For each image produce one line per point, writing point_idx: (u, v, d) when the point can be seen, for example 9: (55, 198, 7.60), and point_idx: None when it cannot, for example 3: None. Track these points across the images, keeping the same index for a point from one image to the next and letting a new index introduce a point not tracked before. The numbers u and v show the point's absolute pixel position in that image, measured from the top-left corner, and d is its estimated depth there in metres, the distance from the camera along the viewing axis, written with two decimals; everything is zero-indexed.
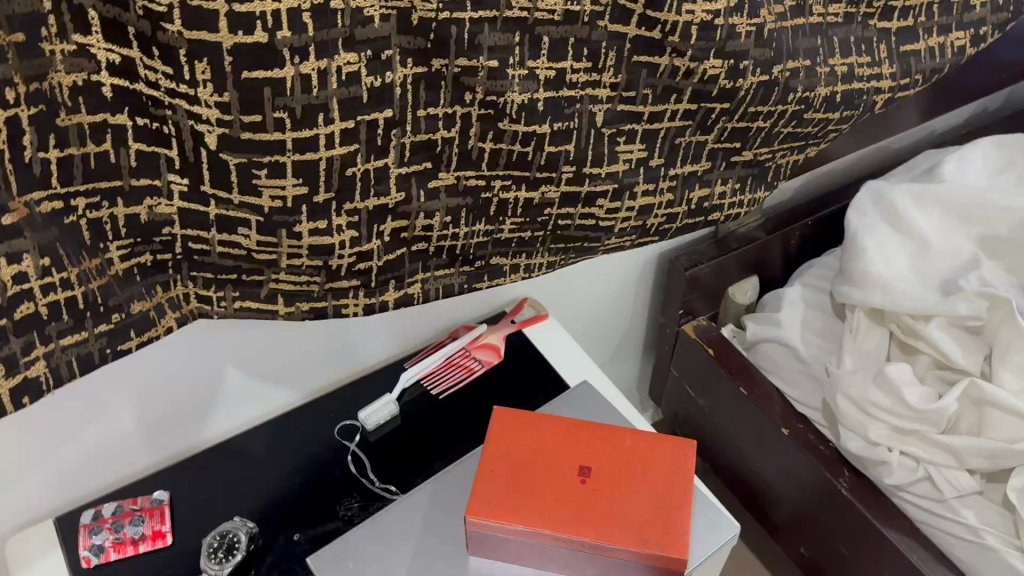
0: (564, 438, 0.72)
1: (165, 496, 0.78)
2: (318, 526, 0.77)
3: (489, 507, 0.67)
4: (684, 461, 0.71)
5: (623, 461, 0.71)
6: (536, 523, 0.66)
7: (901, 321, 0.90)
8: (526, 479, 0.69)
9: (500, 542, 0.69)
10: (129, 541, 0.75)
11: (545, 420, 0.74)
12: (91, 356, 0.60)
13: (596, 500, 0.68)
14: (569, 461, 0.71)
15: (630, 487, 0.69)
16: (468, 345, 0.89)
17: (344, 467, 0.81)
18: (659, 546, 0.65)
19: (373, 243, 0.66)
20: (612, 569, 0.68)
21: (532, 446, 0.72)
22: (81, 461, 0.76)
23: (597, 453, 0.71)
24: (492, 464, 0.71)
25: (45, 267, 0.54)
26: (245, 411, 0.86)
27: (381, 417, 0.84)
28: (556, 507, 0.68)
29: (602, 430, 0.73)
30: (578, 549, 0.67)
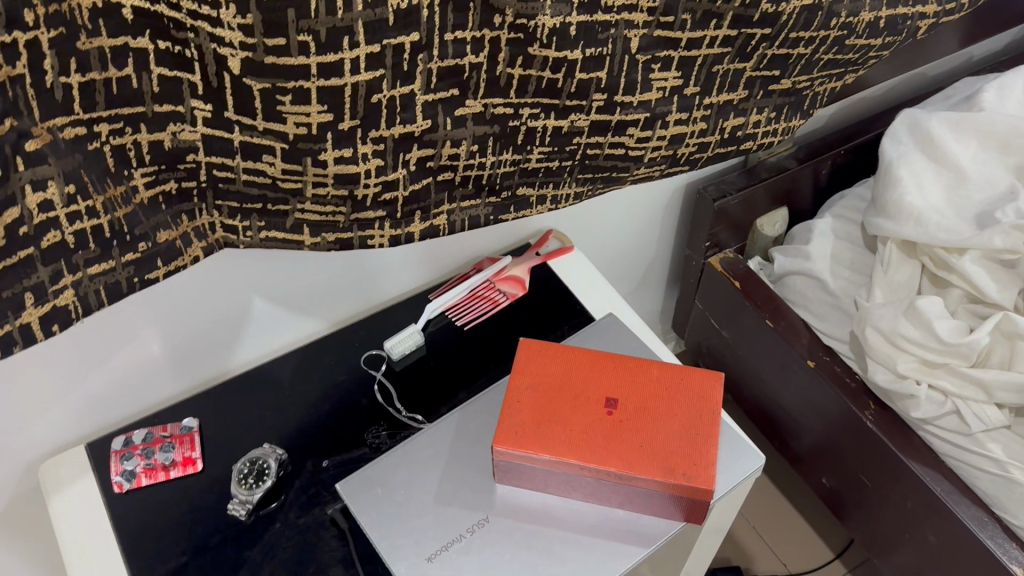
0: (591, 370, 0.72)
1: (195, 424, 0.79)
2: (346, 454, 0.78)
3: (515, 437, 0.68)
4: (711, 394, 0.70)
5: (649, 393, 0.70)
6: (563, 452, 0.67)
7: (934, 254, 0.88)
8: (552, 410, 0.69)
9: (526, 471, 0.69)
10: (161, 467, 0.76)
11: (571, 352, 0.74)
12: (119, 286, 0.60)
13: (622, 430, 0.68)
14: (595, 392, 0.70)
15: (656, 418, 0.69)
16: (492, 277, 0.89)
17: (371, 397, 0.82)
18: (685, 476, 0.65)
19: (398, 172, 0.65)
20: (637, 498, 0.69)
21: (558, 378, 0.71)
22: (110, 388, 0.77)
23: (623, 384, 0.71)
24: (518, 394, 0.70)
25: (70, 195, 0.54)
26: (271, 341, 0.86)
27: (407, 347, 0.84)
28: (582, 436, 0.68)
29: (628, 362, 0.73)
30: (604, 479, 0.67)
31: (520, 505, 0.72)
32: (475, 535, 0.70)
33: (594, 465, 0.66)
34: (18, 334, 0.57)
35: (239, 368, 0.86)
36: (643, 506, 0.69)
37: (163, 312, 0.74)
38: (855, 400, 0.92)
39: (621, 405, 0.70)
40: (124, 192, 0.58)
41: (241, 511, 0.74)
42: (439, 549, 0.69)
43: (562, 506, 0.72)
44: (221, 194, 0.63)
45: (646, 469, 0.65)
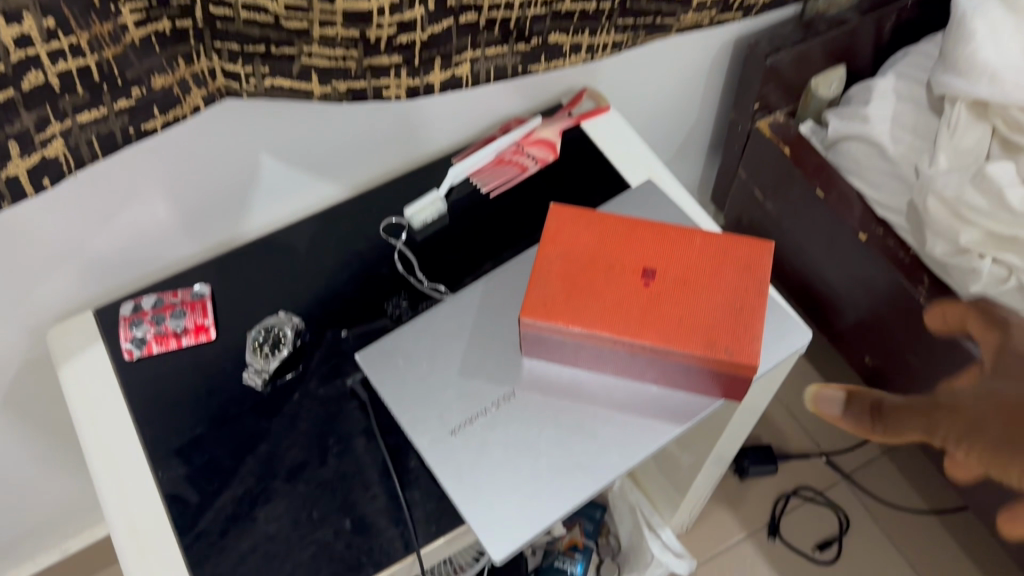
0: (626, 237, 0.66)
1: (206, 290, 0.75)
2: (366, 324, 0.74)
3: (544, 308, 0.63)
4: (758, 264, 0.64)
5: (690, 262, 0.65)
6: (595, 325, 0.62)
7: (1008, 115, 0.80)
8: (584, 280, 0.64)
9: (556, 344, 0.65)
10: (172, 335, 0.73)
11: (606, 218, 0.68)
12: (112, 137, 0.55)
13: (660, 302, 0.63)
14: (631, 261, 0.65)
15: (697, 288, 0.63)
16: (520, 140, 0.82)
17: (391, 266, 0.77)
18: (726, 350, 0.60)
19: (415, 10, 0.58)
20: (674, 374, 0.64)
21: (591, 245, 0.66)
22: (116, 252, 0.73)
23: (661, 253, 0.65)
24: (547, 263, 0.65)
25: (50, 30, 0.48)
26: (285, 206, 0.81)
27: (428, 216, 0.79)
28: (616, 308, 0.63)
29: (667, 229, 0.67)
30: (638, 353, 0.63)
31: (550, 378, 0.68)
32: (502, 409, 0.66)
33: (628, 339, 0.62)
34: (4, 188, 0.52)
35: (253, 234, 0.82)
36: (681, 382, 0.65)
37: (161, 168, 0.69)
38: (908, 274, 0.87)
39: (659, 275, 0.64)
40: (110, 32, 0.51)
41: (258, 381, 0.70)
42: (464, 423, 0.66)
43: (594, 380, 0.68)
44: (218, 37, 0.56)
45: (684, 343, 0.61)
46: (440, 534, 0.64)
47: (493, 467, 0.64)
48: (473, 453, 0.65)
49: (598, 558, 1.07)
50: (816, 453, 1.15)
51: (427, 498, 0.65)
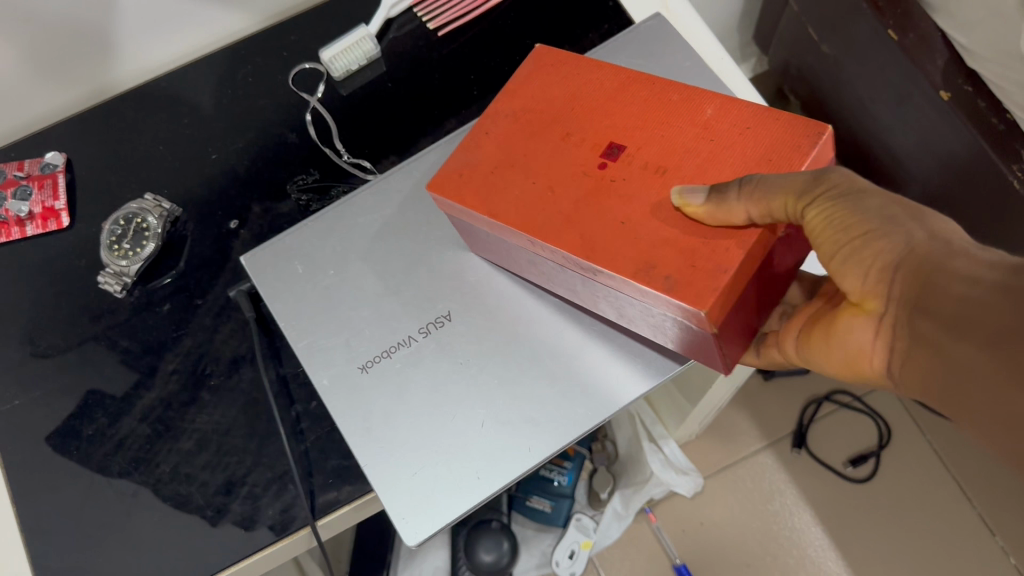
0: (607, 98, 0.43)
1: (61, 160, 0.57)
2: (270, 207, 0.56)
3: (456, 180, 0.43)
4: (787, 153, 0.37)
5: (681, 143, 0.40)
6: (506, 214, 0.40)
7: None
8: (523, 148, 0.42)
9: (482, 234, 0.45)
10: (14, 222, 0.55)
11: (596, 66, 0.44)
12: None
13: (609, 196, 0.39)
14: (596, 132, 0.41)
15: (677, 177, 0.38)
16: None
17: (302, 132, 0.58)
18: (664, 282, 0.35)
19: None
20: (628, 308, 0.41)
21: (558, 105, 0.43)
22: None
23: (646, 123, 0.41)
24: (490, 121, 0.44)
25: None
26: (171, 43, 0.62)
27: (353, 61, 0.59)
28: (544, 194, 0.40)
29: (670, 88, 0.42)
30: (567, 266, 0.40)
31: (496, 296, 0.49)
32: (430, 338, 0.49)
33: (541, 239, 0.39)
34: None
35: (118, 90, 0.62)
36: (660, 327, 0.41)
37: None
38: (1002, 149, 0.65)
39: (625, 153, 0.40)
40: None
41: (116, 286, 0.54)
42: (377, 357, 0.49)
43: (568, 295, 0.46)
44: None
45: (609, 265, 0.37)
46: (343, 503, 0.48)
47: (412, 417, 0.47)
48: (386, 399, 0.48)
49: (591, 465, 0.91)
50: None
51: (329, 452, 0.49)
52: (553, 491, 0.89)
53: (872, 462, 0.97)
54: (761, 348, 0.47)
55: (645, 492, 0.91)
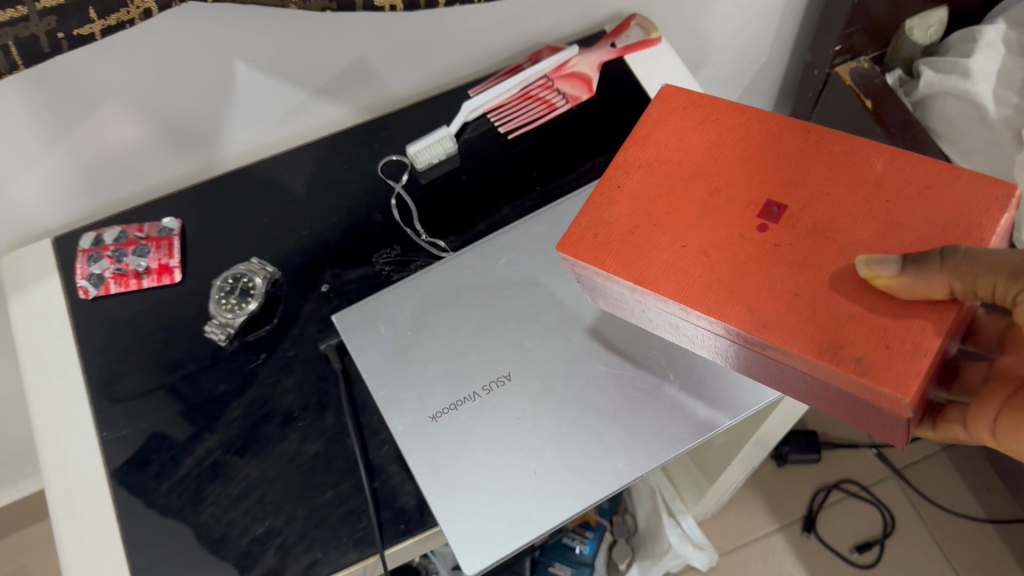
0: (754, 144, 0.46)
1: (176, 226, 0.66)
2: (342, 276, 0.65)
3: (596, 242, 0.45)
4: (977, 215, 0.40)
5: (843, 204, 0.42)
6: (656, 275, 0.43)
7: None
8: (669, 205, 0.45)
9: (613, 290, 0.48)
10: (133, 275, 0.64)
11: (736, 113, 0.47)
12: (35, 42, 0.47)
13: (771, 257, 0.42)
14: (748, 186, 0.44)
15: (850, 238, 0.41)
16: (551, 73, 0.71)
17: (386, 213, 0.67)
18: (856, 364, 0.38)
19: None
20: (769, 370, 0.44)
21: (703, 160, 0.46)
22: (80, 173, 0.65)
23: (808, 176, 0.44)
24: (626, 174, 0.46)
25: None
26: (276, 131, 0.72)
27: (434, 156, 0.68)
28: (699, 253, 0.43)
29: (826, 139, 0.45)
30: (716, 333, 0.43)
31: (552, 361, 0.57)
32: (492, 395, 0.56)
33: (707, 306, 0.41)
34: None
35: (225, 168, 0.72)
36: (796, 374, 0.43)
37: (114, 62, 0.57)
38: None
39: (788, 212, 0.43)
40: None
41: (220, 336, 0.62)
42: (446, 409, 0.56)
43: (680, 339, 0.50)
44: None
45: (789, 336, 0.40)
46: (410, 534, 0.54)
47: (475, 462, 0.55)
48: (453, 445, 0.55)
49: (611, 536, 0.95)
50: (866, 444, 1.08)
51: (400, 488, 0.56)
52: (574, 558, 0.91)
53: (877, 549, 1.02)
54: (940, 425, 0.48)
55: (663, 564, 0.97)
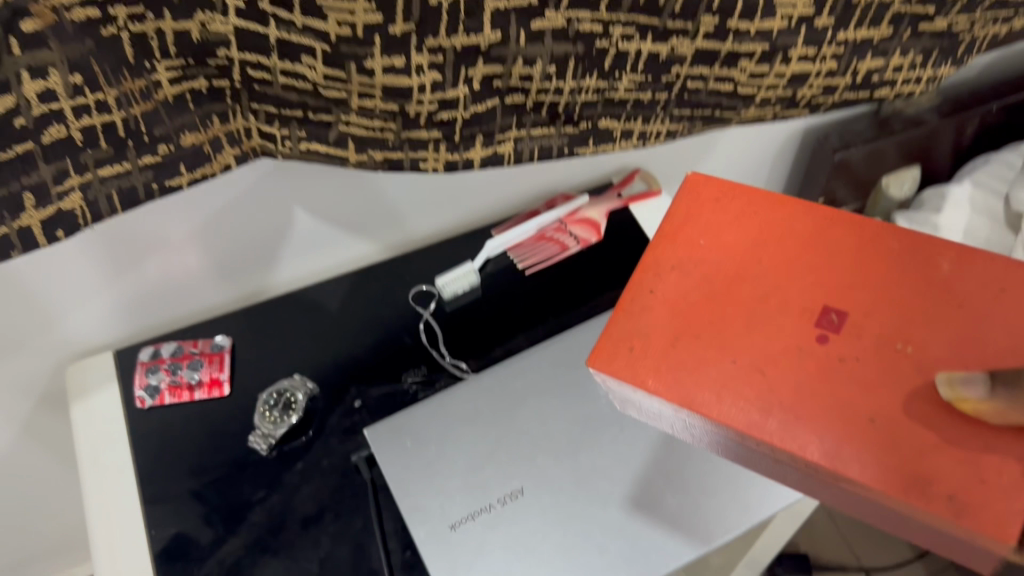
0: (802, 239, 0.47)
1: (227, 343, 0.74)
2: (365, 391, 0.73)
3: (632, 355, 0.46)
4: None
5: (899, 315, 0.44)
6: (714, 393, 0.44)
7: None
8: (715, 311, 0.46)
9: (647, 403, 0.48)
10: (186, 387, 0.71)
11: (782, 206, 0.49)
12: (134, 192, 0.56)
13: (830, 369, 0.43)
14: (803, 294, 0.46)
15: (916, 353, 0.43)
16: (565, 218, 0.80)
17: (415, 335, 0.76)
18: (949, 500, 0.39)
19: (458, 89, 0.57)
20: (812, 484, 0.45)
21: (753, 265, 0.47)
22: (145, 297, 0.73)
23: (861, 277, 0.46)
24: (654, 276, 0.48)
25: (76, 86, 0.50)
26: (316, 263, 0.81)
27: (460, 287, 0.78)
28: (757, 364, 0.44)
29: (879, 238, 0.47)
30: (764, 453, 0.44)
31: (561, 478, 0.64)
32: (507, 508, 0.63)
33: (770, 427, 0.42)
34: (17, 237, 0.52)
35: (267, 294, 0.81)
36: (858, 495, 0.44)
37: (197, 204, 0.67)
38: None
39: (847, 319, 0.45)
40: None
41: (263, 446, 0.69)
42: (465, 518, 0.62)
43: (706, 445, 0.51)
44: (310, 9, 0.50)
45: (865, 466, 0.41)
46: None
47: (490, 568, 0.60)
48: (470, 552, 0.61)
49: None
50: None
51: None
52: None
53: None
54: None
55: None
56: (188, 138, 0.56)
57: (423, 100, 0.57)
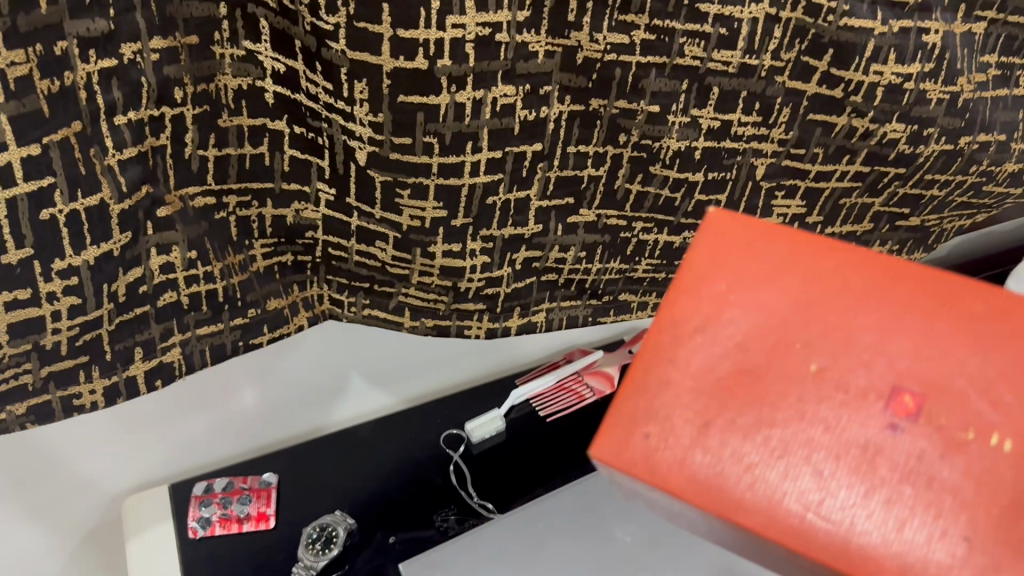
0: (863, 304, 0.38)
1: (274, 479, 0.81)
2: (396, 531, 0.79)
3: (648, 447, 0.36)
4: None
5: (990, 401, 0.35)
6: (760, 494, 0.35)
7: None
8: (753, 391, 0.36)
9: (657, 500, 0.39)
10: (235, 519, 0.78)
11: (834, 260, 0.39)
12: (224, 347, 0.64)
13: (910, 462, 0.34)
14: (871, 377, 0.36)
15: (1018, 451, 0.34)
16: (582, 370, 0.90)
17: (445, 477, 0.83)
18: None
19: (503, 269, 0.67)
20: None
21: (800, 333, 0.38)
22: (202, 438, 0.82)
23: (948, 356, 0.36)
24: (671, 345, 0.38)
25: (191, 259, 0.59)
26: (353, 408, 0.90)
27: (487, 431, 0.86)
28: (815, 458, 0.35)
29: (954, 301, 0.38)
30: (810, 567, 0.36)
31: None
32: None
33: (834, 516, 0.34)
34: (123, 386, 0.60)
35: (308, 436, 0.90)
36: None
37: (263, 357, 0.77)
38: None
39: (925, 405, 0.35)
40: (195, 93, 0.54)
41: None
42: None
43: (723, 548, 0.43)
44: (388, 204, 0.60)
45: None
46: None
47: None
48: None
49: None
50: None
51: None
52: None
53: None
54: None
55: None
56: (274, 302, 0.66)
57: (471, 280, 0.67)
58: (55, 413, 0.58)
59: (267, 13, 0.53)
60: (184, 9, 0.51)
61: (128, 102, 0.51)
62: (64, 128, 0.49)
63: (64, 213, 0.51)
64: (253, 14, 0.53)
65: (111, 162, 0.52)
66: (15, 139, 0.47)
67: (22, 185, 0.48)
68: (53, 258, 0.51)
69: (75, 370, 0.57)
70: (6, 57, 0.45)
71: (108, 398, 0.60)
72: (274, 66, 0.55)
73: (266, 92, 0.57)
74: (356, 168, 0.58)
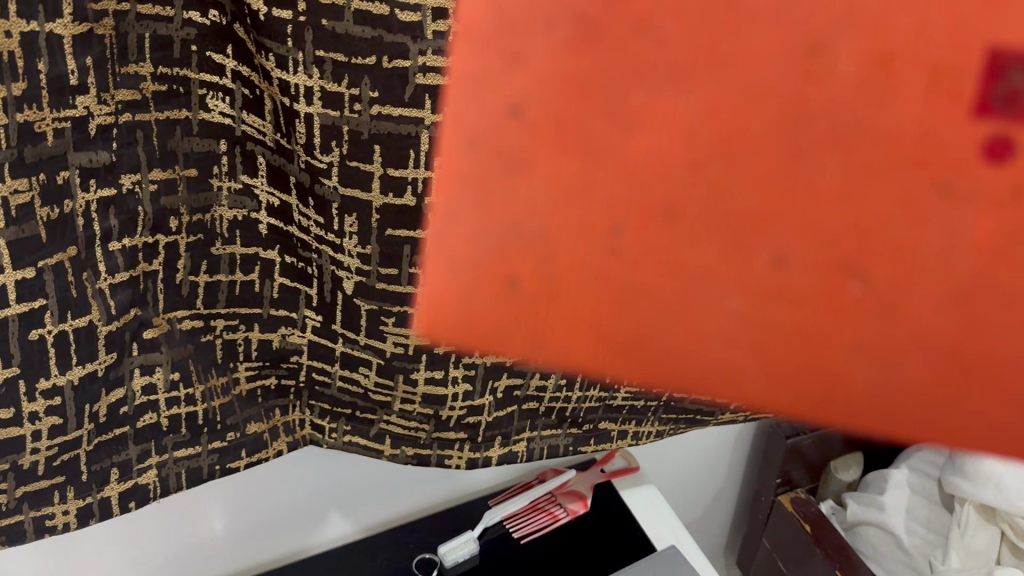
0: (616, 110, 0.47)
1: None
2: None
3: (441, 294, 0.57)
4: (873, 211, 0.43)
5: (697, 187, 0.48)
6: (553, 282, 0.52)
7: (1013, 523, 0.88)
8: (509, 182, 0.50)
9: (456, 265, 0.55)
10: None
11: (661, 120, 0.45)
12: (200, 470, 0.64)
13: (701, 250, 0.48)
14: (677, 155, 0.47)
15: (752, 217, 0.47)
16: (554, 490, 0.90)
17: None
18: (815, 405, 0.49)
19: (485, 397, 0.68)
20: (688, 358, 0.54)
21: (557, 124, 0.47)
22: (169, 562, 0.80)
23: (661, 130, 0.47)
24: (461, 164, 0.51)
25: (173, 381, 0.60)
26: (326, 533, 0.88)
27: (459, 554, 0.84)
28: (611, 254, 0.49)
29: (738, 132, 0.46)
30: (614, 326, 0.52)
31: None
32: None
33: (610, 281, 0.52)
34: (97, 506, 0.60)
35: (280, 563, 0.88)
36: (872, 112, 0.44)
37: (234, 477, 0.77)
38: None
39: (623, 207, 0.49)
40: (191, 223, 0.56)
41: None
42: None
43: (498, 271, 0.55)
44: (372, 331, 0.61)
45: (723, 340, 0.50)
46: None
47: None
48: None
49: None
50: None
51: None
52: None
53: None
54: None
55: None
56: (257, 425, 0.66)
57: (452, 408, 0.67)
58: (26, 533, 0.58)
59: (266, 151, 0.56)
60: (186, 145, 0.54)
61: (123, 229, 0.53)
62: (59, 253, 0.51)
63: (52, 334, 0.52)
64: (252, 151, 0.56)
65: (102, 286, 0.53)
66: (12, 262, 0.49)
67: (14, 305, 0.50)
68: (38, 378, 0.52)
69: (50, 491, 0.57)
70: (11, 185, 0.47)
71: (81, 519, 0.60)
72: (269, 199, 0.58)
73: (260, 223, 0.59)
74: (342, 295, 0.60)
